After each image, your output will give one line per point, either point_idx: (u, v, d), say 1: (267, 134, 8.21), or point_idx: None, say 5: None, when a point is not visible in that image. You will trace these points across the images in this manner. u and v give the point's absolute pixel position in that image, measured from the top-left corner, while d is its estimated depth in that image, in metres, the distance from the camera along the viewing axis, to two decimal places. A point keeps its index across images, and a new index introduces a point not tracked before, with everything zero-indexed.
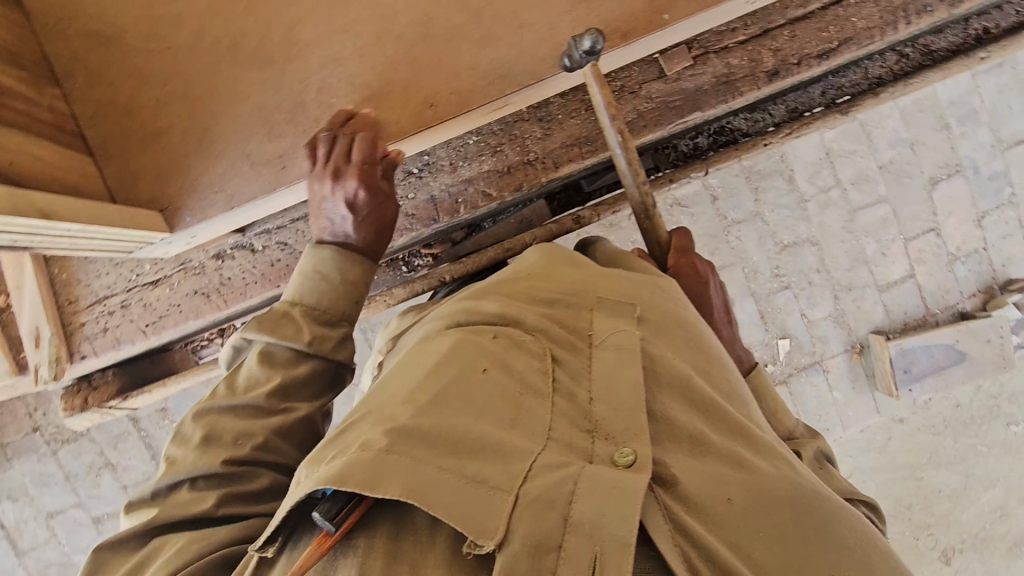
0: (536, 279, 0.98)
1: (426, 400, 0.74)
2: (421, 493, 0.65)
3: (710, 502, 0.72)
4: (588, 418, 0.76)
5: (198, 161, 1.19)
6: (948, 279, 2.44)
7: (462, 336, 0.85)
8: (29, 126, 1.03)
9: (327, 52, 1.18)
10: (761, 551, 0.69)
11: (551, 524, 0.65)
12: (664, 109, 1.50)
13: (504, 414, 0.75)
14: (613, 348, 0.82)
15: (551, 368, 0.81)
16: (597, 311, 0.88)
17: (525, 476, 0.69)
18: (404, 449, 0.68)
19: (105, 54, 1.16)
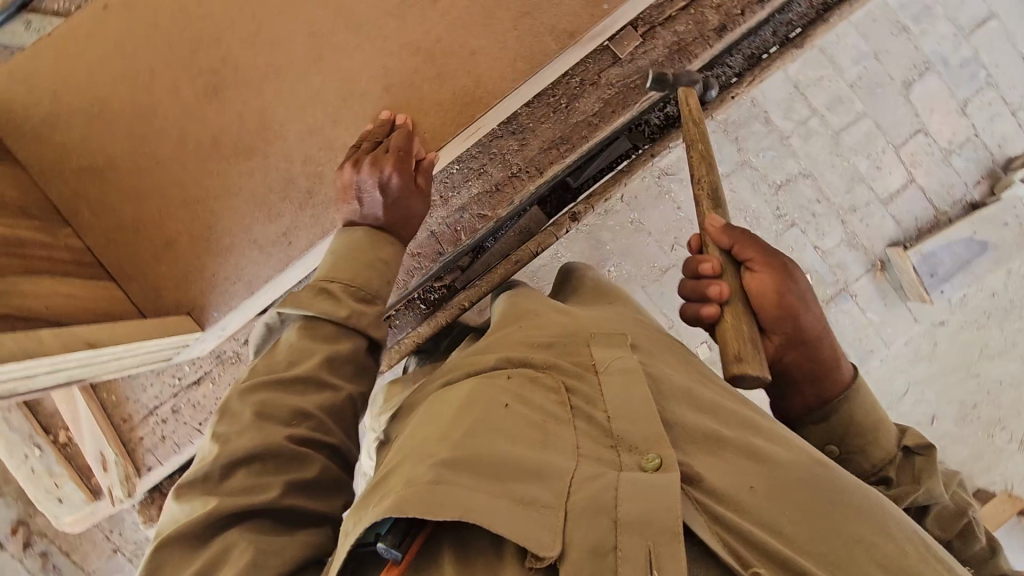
0: (528, 327, 1.03)
1: (461, 433, 0.80)
2: (480, 514, 0.71)
3: (739, 493, 0.78)
4: (608, 435, 0.81)
5: (210, 258, 1.24)
6: (949, 174, 2.45)
7: (476, 381, 0.89)
8: (52, 269, 1.10)
9: (302, 126, 1.23)
10: (793, 527, 0.77)
11: (605, 526, 0.71)
12: (625, 91, 1.52)
13: (532, 438, 0.81)
14: (620, 370, 0.88)
15: (565, 398, 0.86)
16: (595, 342, 0.95)
17: (569, 489, 0.75)
18: (453, 477, 0.74)
19: (100, 184, 1.22)
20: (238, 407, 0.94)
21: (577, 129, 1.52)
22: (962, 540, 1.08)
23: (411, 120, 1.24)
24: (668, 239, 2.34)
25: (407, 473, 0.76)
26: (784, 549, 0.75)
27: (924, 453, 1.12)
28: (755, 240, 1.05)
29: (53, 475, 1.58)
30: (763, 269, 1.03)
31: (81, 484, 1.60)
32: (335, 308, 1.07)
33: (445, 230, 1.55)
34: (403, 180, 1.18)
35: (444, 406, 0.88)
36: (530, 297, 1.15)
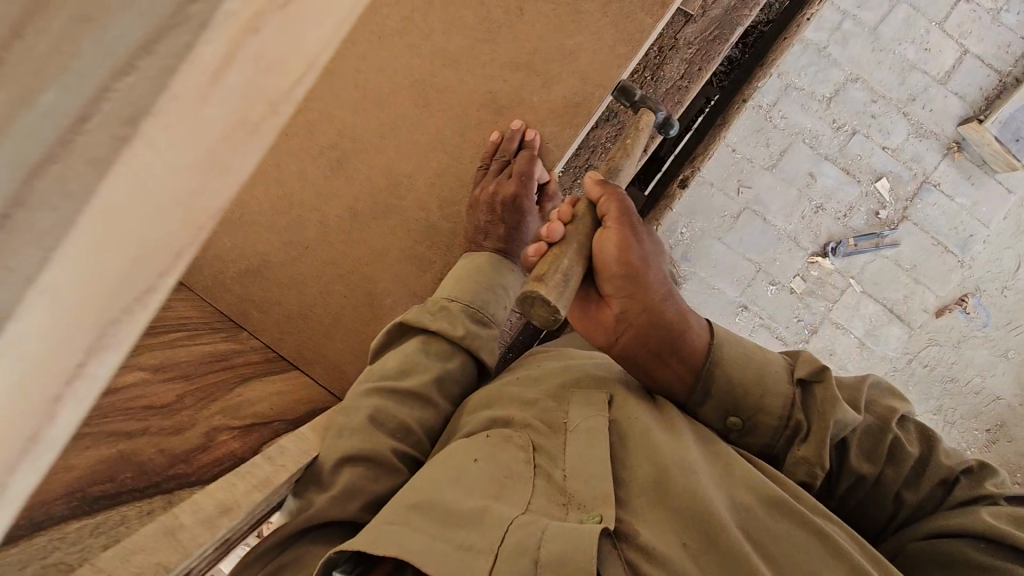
0: (522, 374, 1.05)
1: (427, 489, 0.82)
2: (417, 553, 0.72)
3: (667, 546, 0.72)
4: (563, 493, 0.80)
5: (379, 323, 1.27)
6: (1003, 34, 2.59)
7: (460, 443, 0.92)
8: (256, 370, 1.14)
9: (429, 172, 1.26)
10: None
11: (524, 568, 0.69)
12: (706, 46, 1.49)
13: (488, 490, 0.81)
14: (586, 430, 0.87)
15: (529, 457, 0.86)
16: (573, 400, 0.94)
17: (503, 535, 0.73)
18: (406, 522, 0.77)
19: (264, 282, 1.27)
20: (355, 406, 0.96)
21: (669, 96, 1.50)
22: (895, 465, 0.81)
23: (538, 139, 1.23)
24: (732, 184, 2.73)
25: (380, 514, 0.82)
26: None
27: (821, 380, 0.85)
28: (617, 194, 0.91)
29: None
30: (610, 223, 0.88)
31: None
32: (451, 325, 1.07)
33: None
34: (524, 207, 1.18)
35: (433, 462, 0.91)
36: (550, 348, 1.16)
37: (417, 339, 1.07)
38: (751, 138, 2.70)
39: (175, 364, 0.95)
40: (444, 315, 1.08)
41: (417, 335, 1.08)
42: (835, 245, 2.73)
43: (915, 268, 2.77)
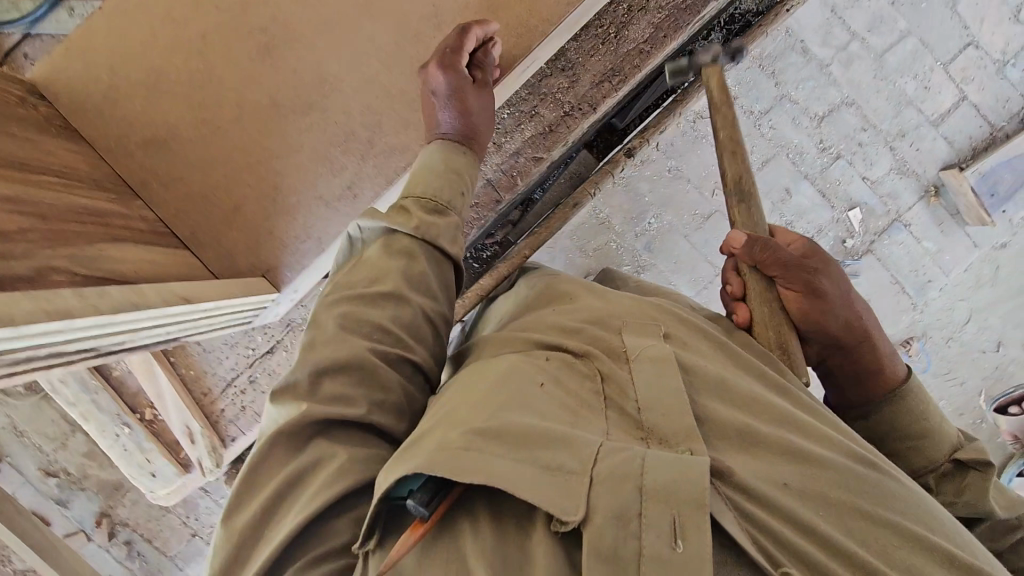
0: (562, 312, 0.99)
1: (498, 410, 0.73)
2: (502, 478, 0.65)
3: (770, 485, 0.71)
4: (641, 426, 0.74)
5: (279, 220, 1.24)
6: (1004, 88, 2.41)
7: (518, 358, 0.85)
8: (135, 238, 1.11)
9: (357, 76, 1.21)
10: (831, 525, 0.69)
11: (628, 496, 0.63)
12: (676, 13, 1.45)
13: (561, 413, 0.75)
14: (650, 359, 0.82)
15: (598, 386, 0.81)
16: (626, 329, 0.89)
17: (597, 457, 0.67)
18: (483, 447, 0.68)
19: (168, 155, 1.22)
20: (324, 318, 0.88)
21: (629, 59, 1.47)
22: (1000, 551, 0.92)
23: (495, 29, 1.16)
24: (710, 184, 2.28)
25: (445, 430, 0.73)
26: (818, 547, 0.67)
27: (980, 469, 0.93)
28: (766, 243, 0.97)
29: (145, 451, 1.57)
30: (787, 279, 0.97)
31: (172, 457, 1.59)
32: (406, 220, 0.98)
33: (501, 175, 1.54)
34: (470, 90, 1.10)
35: (481, 381, 0.82)
36: (566, 283, 1.10)
37: (378, 243, 0.98)
38: None
39: (33, 200, 0.92)
40: (400, 214, 1.00)
41: (377, 240, 0.98)
42: None
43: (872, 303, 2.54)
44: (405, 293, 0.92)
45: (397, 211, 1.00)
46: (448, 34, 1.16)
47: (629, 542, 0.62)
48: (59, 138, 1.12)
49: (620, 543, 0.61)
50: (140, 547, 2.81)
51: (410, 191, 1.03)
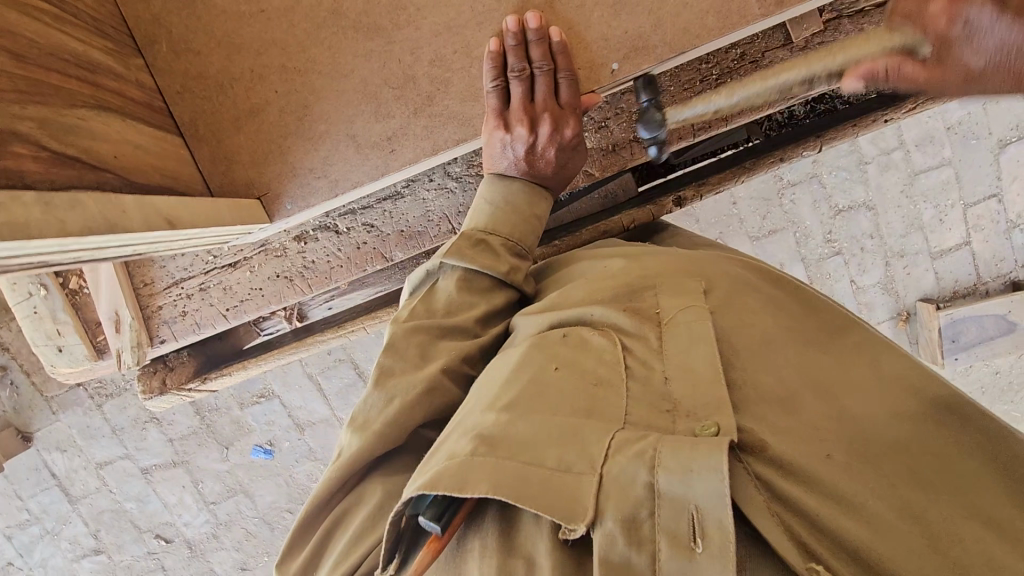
0: (595, 276, 1.00)
1: (504, 407, 0.78)
2: (510, 487, 0.68)
3: (810, 461, 0.70)
4: (667, 400, 0.76)
5: (299, 143, 1.07)
6: (1003, 247, 2.36)
7: (536, 339, 0.88)
8: (125, 108, 0.92)
9: (441, 19, 1.04)
10: (875, 497, 0.68)
11: (639, 497, 0.64)
12: (785, 81, 1.34)
13: (580, 402, 0.78)
14: (684, 324, 0.85)
15: (620, 357, 0.83)
16: (663, 291, 0.91)
17: (607, 454, 0.69)
18: (490, 451, 0.72)
19: (191, 18, 1.01)
20: (403, 344, 0.89)
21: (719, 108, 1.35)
22: None
23: (562, 45, 1.03)
24: (714, 232, 2.39)
25: (449, 443, 0.77)
26: (864, 533, 0.65)
27: None
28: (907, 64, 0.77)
29: (57, 321, 1.37)
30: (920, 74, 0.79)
31: (86, 338, 1.40)
32: (496, 263, 0.98)
33: None
34: (551, 134, 1.04)
35: (500, 370, 0.86)
36: (598, 254, 1.08)
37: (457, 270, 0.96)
38: (756, 203, 2.36)
39: (5, 27, 0.72)
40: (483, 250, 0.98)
41: (454, 272, 0.98)
42: None
43: None
44: (476, 330, 0.93)
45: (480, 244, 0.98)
46: (522, 50, 1.03)
47: (645, 548, 0.63)
48: None
49: (633, 549, 0.62)
50: (15, 377, 2.63)
51: (497, 232, 1.01)
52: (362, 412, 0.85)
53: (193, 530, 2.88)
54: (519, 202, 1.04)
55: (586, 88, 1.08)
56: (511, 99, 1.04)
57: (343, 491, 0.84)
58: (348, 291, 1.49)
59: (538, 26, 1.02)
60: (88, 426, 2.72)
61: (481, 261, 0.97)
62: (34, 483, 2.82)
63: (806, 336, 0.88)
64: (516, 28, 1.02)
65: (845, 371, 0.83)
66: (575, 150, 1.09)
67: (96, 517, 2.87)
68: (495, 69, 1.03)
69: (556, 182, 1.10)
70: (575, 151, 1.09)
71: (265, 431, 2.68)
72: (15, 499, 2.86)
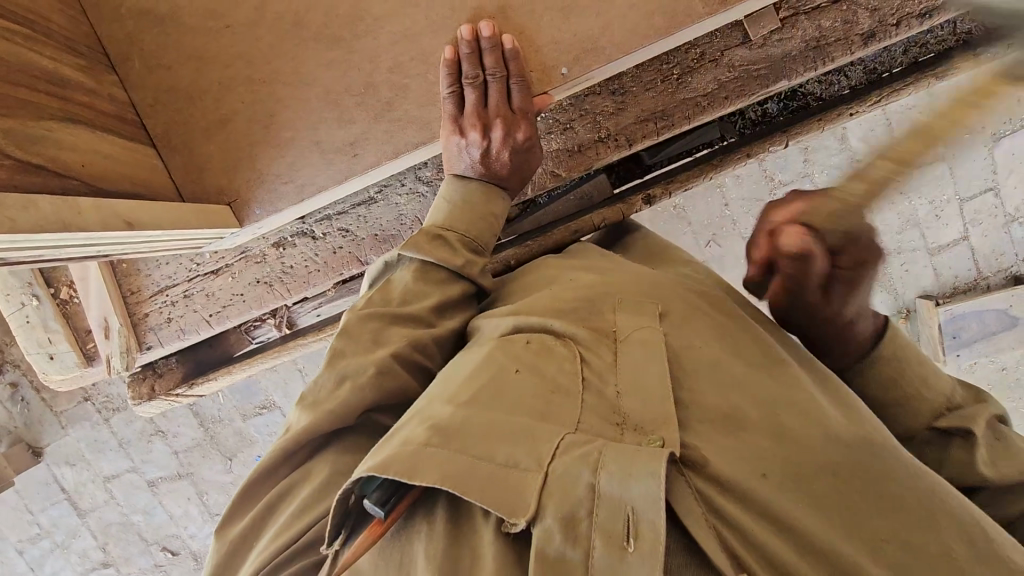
0: (559, 287, 1.02)
1: (463, 401, 0.80)
2: (457, 481, 0.70)
3: (745, 478, 0.73)
4: (618, 412, 0.79)
5: (265, 151, 1.12)
6: (1003, 242, 2.34)
7: (496, 343, 0.90)
8: (95, 120, 0.97)
9: (397, 27, 1.08)
10: (801, 517, 0.71)
11: (579, 498, 0.67)
12: (746, 78, 1.38)
13: (534, 406, 0.80)
14: (639, 341, 0.87)
15: (578, 369, 0.85)
16: (620, 308, 0.93)
17: (554, 454, 0.72)
18: (443, 444, 0.74)
19: (161, 36, 1.07)
20: (359, 333, 0.92)
21: (680, 108, 1.38)
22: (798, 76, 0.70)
23: (513, 51, 1.07)
24: (705, 235, 2.38)
25: (404, 432, 0.78)
26: (783, 549, 0.69)
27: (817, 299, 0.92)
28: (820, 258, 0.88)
29: (48, 330, 1.43)
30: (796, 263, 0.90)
31: (76, 345, 1.45)
32: (452, 256, 1.01)
33: None
34: (504, 138, 1.07)
35: (463, 366, 0.89)
36: (567, 265, 1.10)
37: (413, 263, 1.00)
38: (747, 204, 2.34)
39: None
40: (437, 244, 1.01)
41: (412, 264, 1.01)
42: None
43: None
44: (431, 319, 0.97)
45: (436, 240, 1.02)
46: (475, 57, 1.06)
47: (580, 544, 0.65)
48: None
49: (568, 544, 0.65)
50: (25, 393, 2.70)
51: (454, 227, 1.04)
52: (314, 399, 0.88)
53: (197, 543, 2.91)
54: (477, 198, 1.08)
55: (539, 88, 1.12)
56: (466, 104, 1.08)
57: (298, 473, 0.87)
58: (335, 297, 1.52)
59: (491, 35, 1.05)
60: (96, 439, 2.78)
61: (437, 254, 1.00)
62: (45, 497, 2.88)
63: (757, 355, 0.90)
64: (470, 37, 1.05)
65: (793, 390, 0.85)
66: (532, 152, 1.13)
67: (104, 530, 2.92)
68: (450, 76, 1.07)
69: (514, 182, 1.13)
70: (531, 153, 1.12)
71: (267, 441, 2.72)
72: (27, 513, 2.92)
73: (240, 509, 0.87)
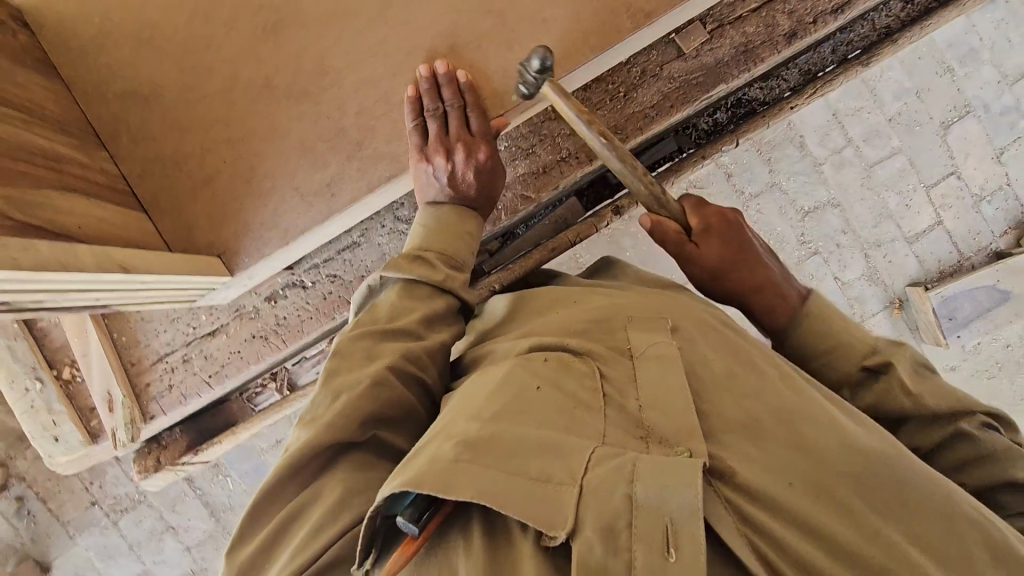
0: (568, 310, 1.06)
1: (488, 418, 0.81)
2: (492, 495, 0.72)
3: (774, 487, 0.76)
4: (641, 426, 0.82)
5: (249, 202, 1.20)
6: (976, 221, 2.44)
7: (515, 361, 0.92)
8: (89, 189, 1.05)
9: (359, 76, 1.19)
10: (830, 521, 0.74)
11: (619, 509, 0.69)
12: (687, 87, 1.50)
13: (559, 421, 0.82)
14: (654, 357, 0.90)
15: (598, 386, 0.88)
16: (631, 325, 0.97)
17: (586, 467, 0.75)
18: (473, 458, 0.75)
19: (146, 112, 1.18)
20: (350, 349, 0.96)
21: (632, 120, 1.51)
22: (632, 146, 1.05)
23: (467, 82, 1.17)
24: None
25: (431, 448, 0.80)
26: (818, 553, 0.72)
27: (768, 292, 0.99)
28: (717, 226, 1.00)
29: (52, 412, 1.45)
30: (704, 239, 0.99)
31: (80, 425, 1.48)
32: (432, 272, 1.07)
33: None
34: (466, 158, 1.16)
35: (482, 385, 0.91)
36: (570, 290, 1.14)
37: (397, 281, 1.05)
38: None
39: None
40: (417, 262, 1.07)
41: (396, 284, 1.06)
42: None
43: None
44: (420, 332, 1.01)
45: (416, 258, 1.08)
46: (432, 92, 1.17)
47: (620, 553, 0.67)
48: (30, 70, 1.07)
49: (609, 555, 0.67)
50: (32, 506, 2.65)
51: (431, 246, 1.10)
52: (313, 417, 0.90)
53: None
54: (450, 218, 1.15)
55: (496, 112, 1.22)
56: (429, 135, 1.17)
57: (301, 493, 0.87)
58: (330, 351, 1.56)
59: (446, 71, 1.16)
60: (106, 545, 2.69)
61: (417, 271, 1.06)
62: None
63: (767, 362, 0.93)
64: (428, 74, 1.16)
65: (807, 396, 0.89)
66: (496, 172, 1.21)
67: None
68: (413, 111, 1.18)
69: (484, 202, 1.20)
70: (495, 173, 1.20)
71: None
72: None
73: (251, 538, 0.87)
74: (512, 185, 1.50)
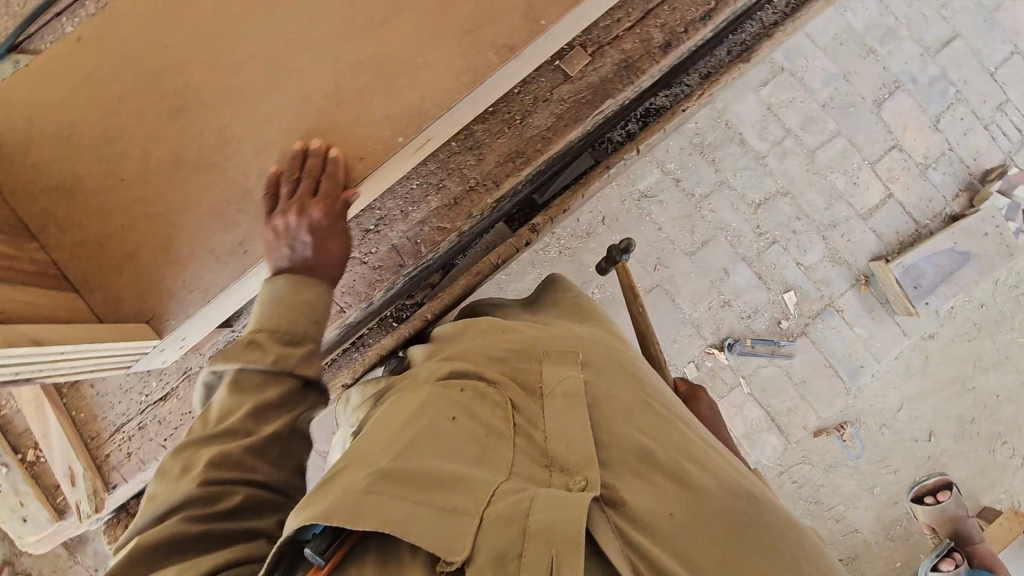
0: (489, 339, 1.16)
1: (400, 449, 0.88)
2: (398, 522, 0.78)
3: (656, 513, 0.86)
4: (546, 455, 0.92)
5: (170, 269, 1.31)
6: (927, 188, 2.71)
7: (434, 389, 1.00)
8: (19, 279, 1.15)
9: (258, 141, 1.31)
10: (699, 551, 0.84)
11: (512, 538, 0.78)
12: (577, 106, 1.60)
13: (469, 452, 0.91)
14: (563, 394, 1.00)
15: (510, 416, 0.98)
16: (545, 361, 1.07)
17: (489, 500, 0.83)
18: (385, 488, 0.81)
19: (70, 202, 1.27)
20: None
21: (532, 142, 1.60)
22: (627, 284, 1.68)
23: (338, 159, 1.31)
24: (651, 259, 2.57)
25: (345, 480, 0.85)
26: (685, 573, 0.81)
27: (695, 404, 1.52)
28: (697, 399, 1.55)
29: (19, 493, 1.57)
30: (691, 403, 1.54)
31: (46, 502, 1.58)
32: None
33: (406, 242, 1.61)
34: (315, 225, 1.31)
35: (399, 411, 0.98)
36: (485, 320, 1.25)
37: None
38: (678, 222, 2.58)
39: None
40: None
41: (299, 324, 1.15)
42: (732, 341, 2.61)
43: (804, 383, 2.69)
44: None
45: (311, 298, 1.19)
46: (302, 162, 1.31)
47: None
48: None
49: None
50: None
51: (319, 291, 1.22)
52: None
53: None
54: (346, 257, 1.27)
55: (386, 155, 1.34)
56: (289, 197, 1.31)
57: None
58: None
59: (319, 147, 1.30)
60: None
61: None
62: None
63: (661, 410, 1.06)
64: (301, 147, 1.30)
65: (693, 442, 1.01)
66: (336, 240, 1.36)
67: None
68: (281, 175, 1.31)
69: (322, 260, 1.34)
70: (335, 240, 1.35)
71: None
72: None
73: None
74: (427, 219, 1.61)
